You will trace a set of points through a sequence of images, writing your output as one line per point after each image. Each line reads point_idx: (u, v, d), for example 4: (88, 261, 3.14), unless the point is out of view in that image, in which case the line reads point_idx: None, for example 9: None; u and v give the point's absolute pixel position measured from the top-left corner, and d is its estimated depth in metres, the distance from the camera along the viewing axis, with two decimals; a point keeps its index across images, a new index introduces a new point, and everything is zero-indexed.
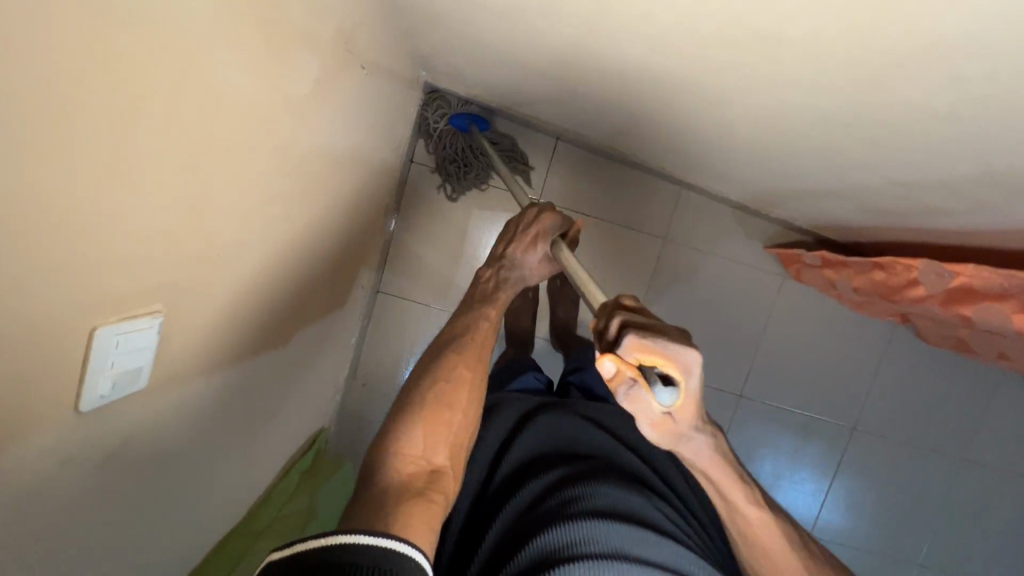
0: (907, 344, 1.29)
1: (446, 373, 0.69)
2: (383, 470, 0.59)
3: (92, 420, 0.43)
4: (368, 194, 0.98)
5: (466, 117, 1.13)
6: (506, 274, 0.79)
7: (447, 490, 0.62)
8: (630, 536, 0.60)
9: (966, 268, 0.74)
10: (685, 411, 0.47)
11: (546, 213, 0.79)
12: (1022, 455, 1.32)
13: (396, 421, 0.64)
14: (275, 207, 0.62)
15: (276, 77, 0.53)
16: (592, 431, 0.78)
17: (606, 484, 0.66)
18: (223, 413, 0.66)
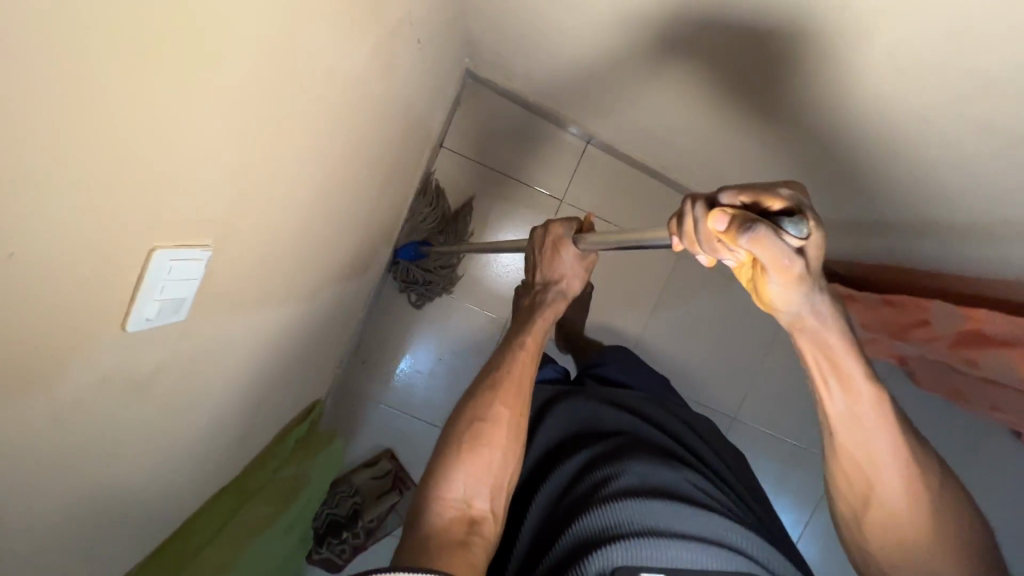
0: (899, 385, 1.32)
1: (482, 412, 0.70)
2: (425, 516, 0.63)
3: (126, 335, 0.42)
4: (400, 168, 0.99)
5: (410, 247, 1.17)
6: (542, 296, 0.82)
7: (488, 534, 0.64)
8: (666, 511, 0.61)
9: (981, 314, 0.76)
10: (812, 246, 0.43)
11: (555, 224, 0.81)
12: (1002, 510, 1.34)
13: (438, 465, 0.67)
14: (325, 161, 0.63)
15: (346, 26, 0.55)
16: (612, 409, 0.81)
17: (635, 460, 0.68)
18: (238, 362, 0.65)
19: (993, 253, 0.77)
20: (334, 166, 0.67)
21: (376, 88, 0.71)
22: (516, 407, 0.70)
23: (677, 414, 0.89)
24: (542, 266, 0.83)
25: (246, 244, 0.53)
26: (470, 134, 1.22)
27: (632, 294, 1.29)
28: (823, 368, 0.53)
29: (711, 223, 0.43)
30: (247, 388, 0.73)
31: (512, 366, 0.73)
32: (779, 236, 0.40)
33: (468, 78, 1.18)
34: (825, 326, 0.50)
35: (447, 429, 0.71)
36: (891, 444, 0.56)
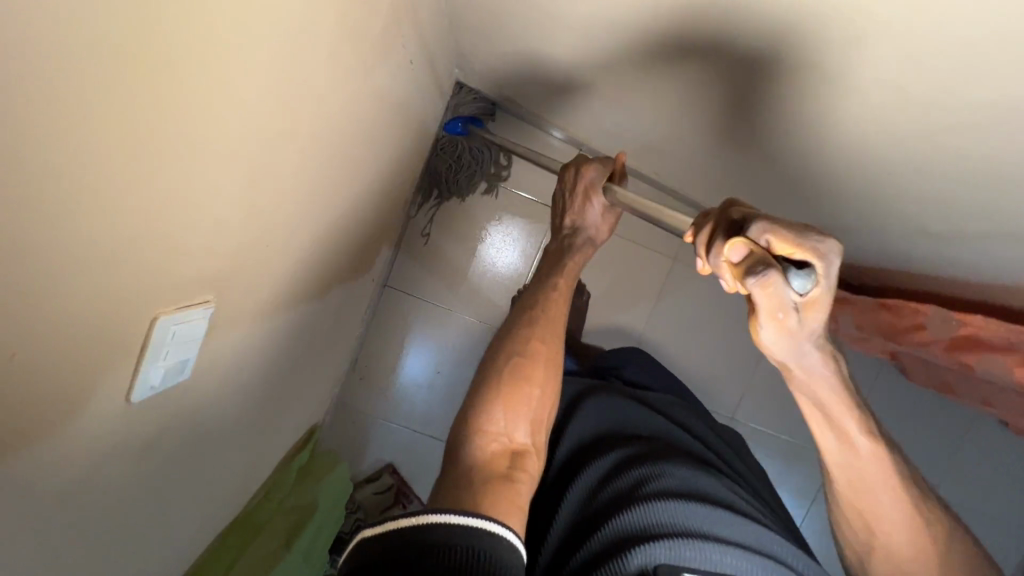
0: (891, 381, 1.35)
1: (521, 348, 0.73)
2: (467, 447, 0.65)
3: (126, 401, 0.41)
4: (394, 185, 0.98)
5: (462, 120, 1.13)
6: (571, 240, 0.87)
7: (529, 468, 0.66)
8: (707, 515, 0.62)
9: (974, 320, 0.76)
10: (811, 301, 0.46)
11: (584, 167, 0.85)
12: (996, 498, 1.38)
13: (479, 397, 0.69)
14: (318, 191, 0.63)
15: (340, 56, 0.55)
16: (644, 416, 0.84)
17: (674, 463, 0.69)
18: (235, 401, 0.65)
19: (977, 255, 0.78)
20: (327, 197, 0.66)
21: (367, 110, 0.68)
22: (553, 344, 0.75)
23: (704, 425, 0.93)
24: (573, 206, 0.87)
25: (246, 287, 0.53)
26: None
27: (628, 299, 1.30)
28: (818, 418, 0.60)
29: (730, 251, 0.45)
30: (248, 422, 0.72)
31: (547, 305, 0.78)
32: (782, 281, 0.43)
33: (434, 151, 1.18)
34: (816, 382, 0.57)
35: (486, 368, 0.73)
36: (894, 490, 0.61)
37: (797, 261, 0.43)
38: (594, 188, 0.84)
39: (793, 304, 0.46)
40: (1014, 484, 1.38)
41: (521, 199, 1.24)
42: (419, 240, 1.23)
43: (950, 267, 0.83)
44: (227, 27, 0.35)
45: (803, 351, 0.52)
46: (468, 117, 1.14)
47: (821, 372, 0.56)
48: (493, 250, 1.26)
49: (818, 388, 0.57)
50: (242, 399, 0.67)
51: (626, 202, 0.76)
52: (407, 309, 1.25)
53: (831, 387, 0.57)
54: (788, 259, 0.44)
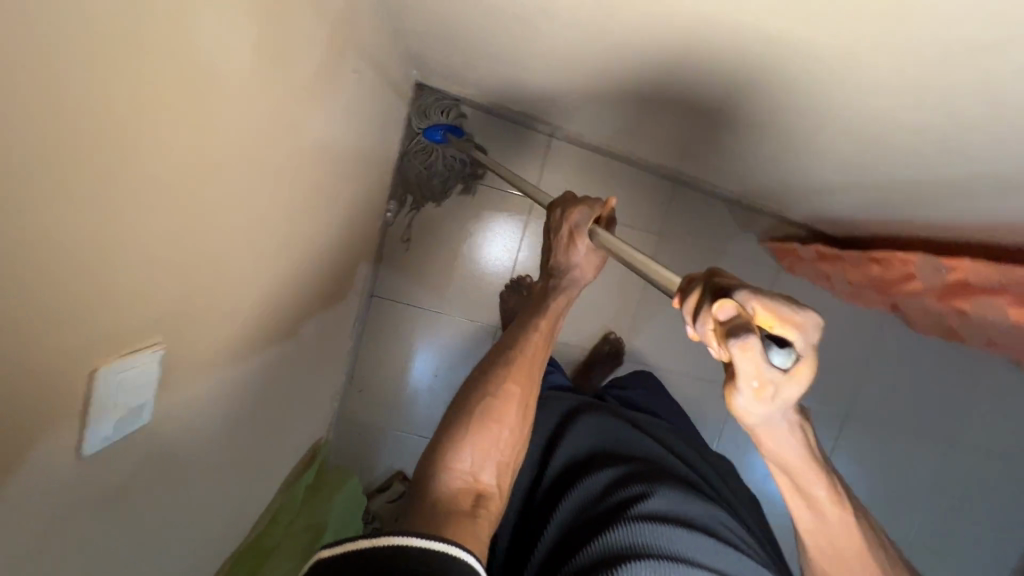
0: (896, 333, 1.32)
1: (496, 389, 0.77)
2: (435, 481, 0.71)
3: (89, 464, 0.41)
4: (361, 200, 0.96)
5: (441, 129, 1.12)
6: (557, 280, 0.86)
7: (492, 506, 0.72)
8: (693, 542, 0.64)
9: (963, 263, 0.75)
10: (792, 379, 0.43)
11: (572, 210, 0.82)
12: (1008, 437, 1.37)
13: (451, 435, 0.74)
14: (273, 219, 0.61)
15: (278, 80, 0.52)
16: (638, 441, 0.86)
17: (665, 487, 0.71)
18: (218, 436, 0.65)
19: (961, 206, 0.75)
20: (285, 223, 0.65)
21: (312, 136, 0.66)
22: (527, 385, 0.78)
23: (697, 454, 0.95)
24: (559, 248, 0.85)
25: (207, 331, 0.53)
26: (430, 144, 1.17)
27: (617, 282, 1.28)
28: (792, 485, 0.58)
29: (718, 310, 0.42)
30: (235, 454, 0.73)
31: (527, 342, 0.81)
32: (764, 351, 0.40)
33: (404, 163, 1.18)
34: (784, 448, 0.53)
35: (461, 404, 0.77)
36: (865, 561, 0.60)
37: (779, 336, 0.40)
38: (580, 232, 0.82)
39: (773, 384, 0.42)
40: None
41: (497, 194, 1.23)
42: (400, 246, 1.22)
43: (936, 219, 0.80)
44: (122, 89, 0.32)
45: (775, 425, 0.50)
46: (447, 126, 1.12)
47: (794, 443, 0.53)
48: (493, 248, 1.25)
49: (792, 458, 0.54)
50: (226, 433, 0.67)
51: (604, 243, 0.74)
52: (396, 318, 1.25)
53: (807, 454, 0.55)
54: (772, 333, 0.40)
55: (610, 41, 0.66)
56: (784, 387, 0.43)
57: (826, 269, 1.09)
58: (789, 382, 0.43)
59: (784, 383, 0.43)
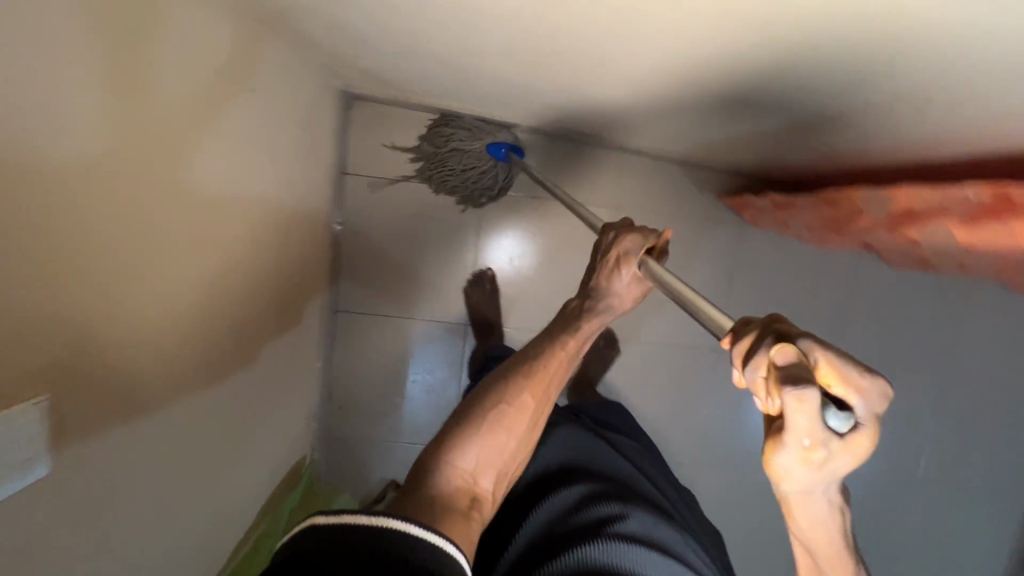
0: (872, 270, 1.30)
1: (511, 397, 0.78)
2: (437, 473, 0.71)
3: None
4: (294, 214, 0.95)
5: (505, 147, 1.13)
6: (592, 302, 0.84)
7: (485, 508, 0.72)
8: (659, 561, 0.71)
9: (906, 189, 0.73)
10: (845, 451, 0.40)
11: (625, 236, 0.82)
12: (1005, 357, 1.35)
13: (458, 432, 0.75)
14: (177, 252, 0.62)
15: (138, 117, 0.53)
16: (616, 467, 0.94)
17: (637, 513, 0.79)
18: (165, 470, 0.65)
19: (888, 124, 0.73)
20: (193, 252, 0.65)
21: (205, 160, 0.66)
22: (541, 400, 0.79)
23: (667, 486, 1.04)
24: (601, 274, 0.84)
25: (100, 376, 0.52)
26: (368, 151, 1.16)
27: (582, 260, 1.26)
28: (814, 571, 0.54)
29: (777, 354, 0.41)
30: (197, 488, 0.72)
31: (545, 361, 0.81)
32: (821, 410, 0.38)
33: (346, 173, 1.16)
34: (820, 531, 0.49)
35: (473, 405, 0.78)
36: None
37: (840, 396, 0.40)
38: (628, 260, 0.81)
39: (825, 453, 0.39)
40: (1014, 343, 1.35)
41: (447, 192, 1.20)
42: (356, 259, 1.20)
43: (873, 139, 0.78)
44: None
45: (803, 504, 0.46)
46: (510, 147, 1.13)
47: (828, 525, 0.48)
48: (496, 253, 1.24)
49: (818, 539, 0.50)
50: (177, 466, 0.67)
51: (655, 276, 0.71)
52: (364, 330, 1.24)
53: (832, 540, 0.50)
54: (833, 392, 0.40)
55: (493, 13, 0.65)
56: (835, 462, 0.40)
57: (784, 217, 1.07)
58: (841, 453, 0.40)
59: (835, 453, 0.40)
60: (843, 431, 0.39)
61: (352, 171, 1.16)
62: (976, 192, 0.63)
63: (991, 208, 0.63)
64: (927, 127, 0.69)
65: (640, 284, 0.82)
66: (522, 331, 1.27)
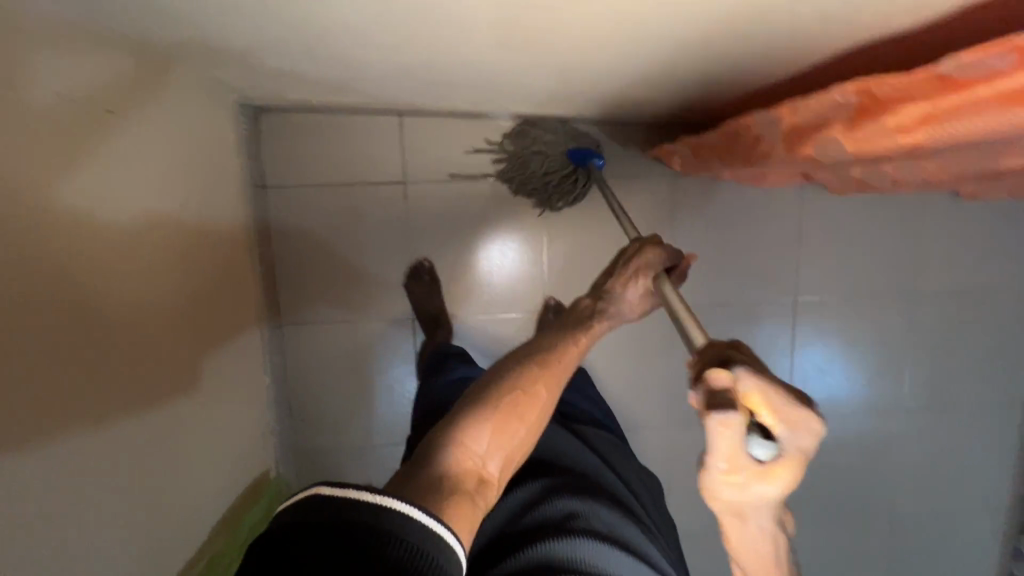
0: (816, 202, 1.27)
1: (526, 386, 0.76)
2: (444, 453, 0.66)
3: None
4: (201, 236, 0.96)
5: (585, 151, 1.13)
6: (605, 306, 0.89)
7: (487, 498, 0.67)
8: (623, 559, 0.69)
9: (792, 103, 0.70)
10: (765, 480, 0.42)
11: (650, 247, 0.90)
12: (969, 269, 1.32)
13: (469, 414, 0.71)
14: (61, 293, 0.63)
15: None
16: (584, 459, 0.91)
17: (603, 512, 0.76)
18: (87, 507, 0.66)
19: (747, 52, 0.70)
20: (77, 291, 0.65)
21: (82, 197, 0.67)
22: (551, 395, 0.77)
23: (635, 477, 1.01)
24: (620, 280, 0.89)
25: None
26: (281, 162, 1.16)
27: (519, 238, 1.24)
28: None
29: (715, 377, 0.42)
30: (123, 516, 0.73)
31: (558, 356, 0.81)
32: (742, 436, 0.40)
33: (266, 185, 1.16)
34: (752, 548, 0.50)
35: (485, 389, 0.76)
36: None
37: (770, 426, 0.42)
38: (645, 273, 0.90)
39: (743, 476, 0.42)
40: (977, 254, 1.32)
41: (368, 189, 1.19)
42: (291, 271, 1.20)
43: (742, 67, 0.75)
44: None
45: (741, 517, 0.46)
46: (592, 152, 1.13)
47: (765, 549, 0.50)
48: (486, 260, 1.25)
49: (752, 557, 0.50)
50: (99, 500, 0.68)
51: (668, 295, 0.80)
52: (312, 339, 1.23)
53: (768, 558, 0.50)
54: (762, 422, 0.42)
55: (328, 7, 0.64)
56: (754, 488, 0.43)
57: (702, 162, 1.04)
58: (762, 480, 0.42)
59: (755, 480, 0.42)
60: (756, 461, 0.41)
61: (272, 183, 1.16)
62: (842, 93, 0.62)
63: (859, 107, 0.61)
64: (786, 48, 0.67)
65: (651, 298, 0.90)
66: (472, 316, 1.26)
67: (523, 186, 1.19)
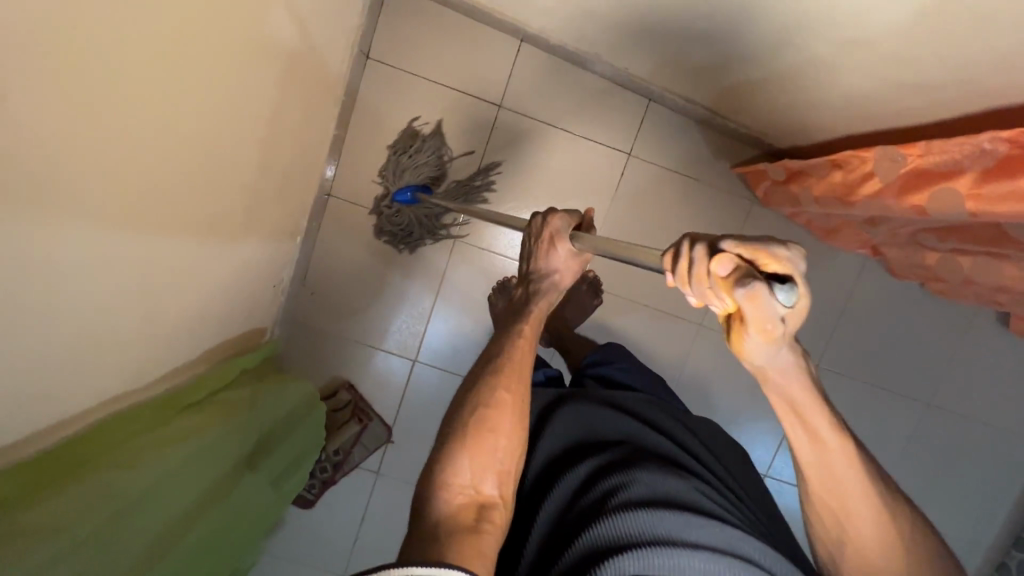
0: (874, 281, 1.27)
1: (486, 397, 0.66)
2: (431, 505, 0.59)
3: None
4: (308, 73, 0.95)
5: (410, 189, 1.17)
6: (536, 285, 0.78)
7: (497, 521, 0.61)
8: (681, 521, 0.59)
9: (926, 145, 0.70)
10: (797, 312, 0.43)
11: (553, 215, 0.78)
12: (988, 403, 1.33)
13: (441, 451, 0.63)
14: (195, 52, 0.62)
15: None
16: (616, 417, 0.78)
17: (644, 468, 0.66)
18: (130, 264, 0.66)
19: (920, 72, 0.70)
20: (206, 58, 0.65)
21: None
22: (519, 391, 0.67)
23: (677, 418, 0.87)
24: (537, 255, 0.79)
25: (77, 102, 0.48)
26: (395, 40, 1.15)
27: (583, 203, 1.23)
28: (789, 415, 0.57)
29: (715, 267, 0.42)
30: (143, 286, 0.71)
31: (514, 352, 0.70)
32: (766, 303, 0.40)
33: (369, 57, 1.15)
34: (787, 380, 0.54)
35: (448, 418, 0.67)
36: (863, 488, 0.58)
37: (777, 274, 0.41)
38: (561, 236, 0.77)
39: (779, 320, 0.43)
40: (1001, 391, 1.32)
41: (461, 97, 1.18)
42: (358, 148, 1.19)
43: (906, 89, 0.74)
44: None
45: (774, 354, 0.49)
46: (417, 186, 1.17)
47: (790, 374, 0.54)
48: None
49: (789, 387, 0.55)
50: (137, 266, 0.68)
51: (597, 247, 0.68)
52: (353, 221, 1.22)
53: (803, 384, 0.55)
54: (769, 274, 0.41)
55: None
56: (790, 323, 0.44)
57: (793, 192, 1.04)
58: (796, 314, 0.43)
59: (791, 317, 0.43)
60: (791, 303, 0.41)
61: (375, 58, 1.15)
62: (991, 140, 0.61)
63: (1005, 159, 0.60)
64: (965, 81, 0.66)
65: (580, 255, 0.77)
66: (509, 259, 1.25)
67: (397, 238, 1.22)
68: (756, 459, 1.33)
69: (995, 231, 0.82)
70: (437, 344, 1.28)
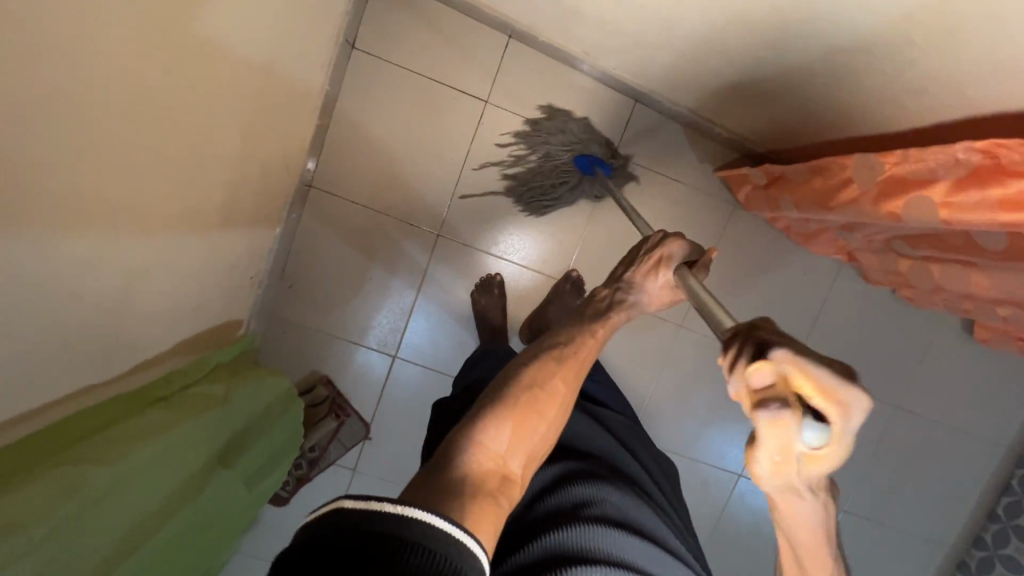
0: (848, 286, 1.30)
1: (543, 381, 0.67)
2: (460, 457, 0.57)
3: None
4: (293, 57, 0.92)
5: (592, 159, 1.15)
6: (621, 296, 0.80)
7: (512, 497, 0.58)
8: (639, 549, 0.63)
9: (900, 153, 0.72)
10: (824, 458, 0.41)
11: (671, 239, 0.81)
12: (951, 407, 1.37)
13: (488, 409, 0.62)
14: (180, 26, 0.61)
15: None
16: (593, 433, 0.83)
17: (614, 489, 0.69)
18: (103, 247, 0.63)
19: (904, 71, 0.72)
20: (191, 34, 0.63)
21: None
22: (572, 389, 0.68)
23: (643, 446, 0.93)
24: (637, 271, 0.81)
25: (53, 72, 0.46)
26: (382, 30, 1.13)
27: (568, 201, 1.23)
28: (791, 550, 0.57)
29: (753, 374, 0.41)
30: (115, 272, 0.68)
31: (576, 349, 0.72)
32: (789, 429, 0.39)
33: (354, 46, 1.13)
34: (806, 521, 0.53)
35: (504, 382, 0.67)
36: None
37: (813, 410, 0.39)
38: (667, 264, 0.80)
39: (799, 458, 0.41)
40: (965, 395, 1.37)
41: (449, 91, 1.17)
42: (342, 138, 1.17)
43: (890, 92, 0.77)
44: None
45: (796, 494, 0.49)
46: (595, 158, 1.15)
47: (816, 516, 0.53)
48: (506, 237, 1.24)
49: (802, 528, 0.54)
50: (110, 249, 0.65)
51: (689, 289, 0.70)
52: (334, 214, 1.20)
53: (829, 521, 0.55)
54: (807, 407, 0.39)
55: None
56: (812, 467, 0.42)
57: (773, 196, 1.05)
58: (819, 457, 0.41)
59: (815, 460, 0.41)
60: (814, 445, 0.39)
61: (361, 47, 1.13)
62: (965, 150, 0.63)
63: (977, 168, 0.62)
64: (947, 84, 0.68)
65: (673, 291, 0.80)
66: (494, 257, 1.25)
67: (532, 193, 1.19)
68: (729, 459, 1.35)
69: (965, 239, 0.84)
70: (417, 341, 1.27)
